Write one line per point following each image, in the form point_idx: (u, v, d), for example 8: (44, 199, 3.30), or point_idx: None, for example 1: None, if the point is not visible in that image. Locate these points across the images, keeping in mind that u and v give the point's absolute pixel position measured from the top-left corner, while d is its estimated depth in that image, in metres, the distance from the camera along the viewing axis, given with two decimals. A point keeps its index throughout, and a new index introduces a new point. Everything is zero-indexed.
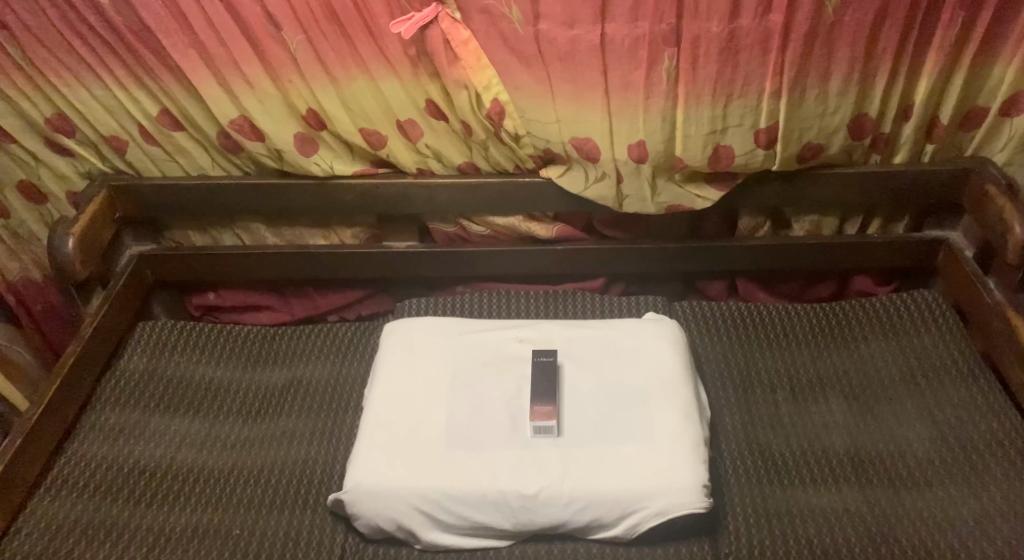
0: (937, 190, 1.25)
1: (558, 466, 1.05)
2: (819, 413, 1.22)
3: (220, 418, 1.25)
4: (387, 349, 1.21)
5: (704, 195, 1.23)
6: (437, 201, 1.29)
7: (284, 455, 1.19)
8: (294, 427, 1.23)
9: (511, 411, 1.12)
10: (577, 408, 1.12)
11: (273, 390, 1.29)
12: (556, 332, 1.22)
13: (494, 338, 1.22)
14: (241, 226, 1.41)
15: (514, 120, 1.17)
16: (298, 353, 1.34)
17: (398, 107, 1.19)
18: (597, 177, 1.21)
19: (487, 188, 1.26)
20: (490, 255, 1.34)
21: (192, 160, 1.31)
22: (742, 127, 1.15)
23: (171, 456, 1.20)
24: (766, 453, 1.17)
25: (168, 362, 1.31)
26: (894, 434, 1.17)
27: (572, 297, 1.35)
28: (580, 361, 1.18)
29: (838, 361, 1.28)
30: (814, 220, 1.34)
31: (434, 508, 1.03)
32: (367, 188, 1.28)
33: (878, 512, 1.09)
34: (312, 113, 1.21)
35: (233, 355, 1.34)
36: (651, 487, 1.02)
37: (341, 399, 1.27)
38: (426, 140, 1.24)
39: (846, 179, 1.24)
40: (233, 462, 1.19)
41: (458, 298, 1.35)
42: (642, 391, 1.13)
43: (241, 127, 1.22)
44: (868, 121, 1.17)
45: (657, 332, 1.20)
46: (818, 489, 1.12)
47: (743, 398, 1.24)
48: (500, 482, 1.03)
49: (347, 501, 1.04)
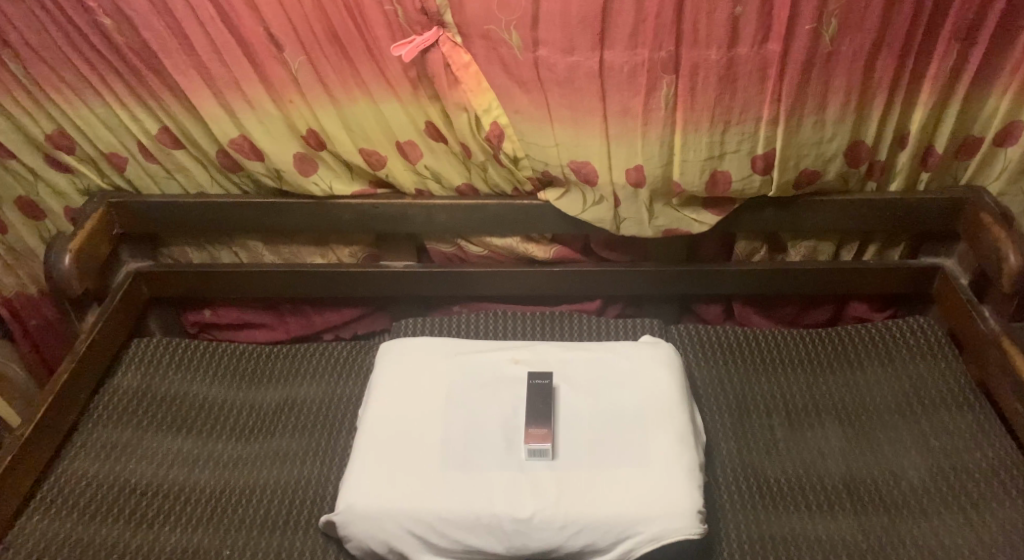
0: (932, 218, 1.26)
1: (554, 489, 1.04)
2: (814, 438, 1.22)
3: (212, 436, 1.25)
4: (382, 368, 1.21)
5: (701, 219, 1.24)
6: (435, 221, 1.29)
7: (278, 475, 1.19)
8: (289, 445, 1.23)
9: (507, 433, 1.11)
10: (571, 432, 1.12)
11: (267, 408, 1.29)
12: (553, 354, 1.22)
13: (491, 359, 1.21)
14: (238, 244, 1.41)
15: (513, 143, 1.18)
16: (293, 371, 1.34)
17: (399, 128, 1.20)
18: (595, 201, 1.21)
19: (485, 209, 1.27)
20: (488, 276, 1.35)
21: (191, 177, 1.31)
22: (739, 153, 1.16)
23: (163, 474, 1.19)
24: (762, 479, 1.17)
25: (162, 380, 1.31)
26: (889, 462, 1.18)
27: (569, 318, 1.36)
28: (575, 384, 1.18)
29: (833, 387, 1.28)
30: (810, 245, 1.35)
31: (427, 530, 1.02)
32: (366, 208, 1.28)
33: (873, 539, 1.09)
34: (312, 134, 1.21)
35: (228, 373, 1.34)
36: (645, 511, 1.01)
37: (336, 418, 1.26)
38: (426, 161, 1.24)
39: (842, 206, 1.25)
40: (225, 481, 1.18)
41: (455, 318, 1.36)
42: (637, 416, 1.13)
43: (241, 146, 1.23)
44: (864, 149, 1.18)
45: (652, 355, 1.21)
46: (813, 516, 1.12)
47: (739, 423, 1.24)
48: (494, 505, 1.03)
49: (340, 522, 1.03)
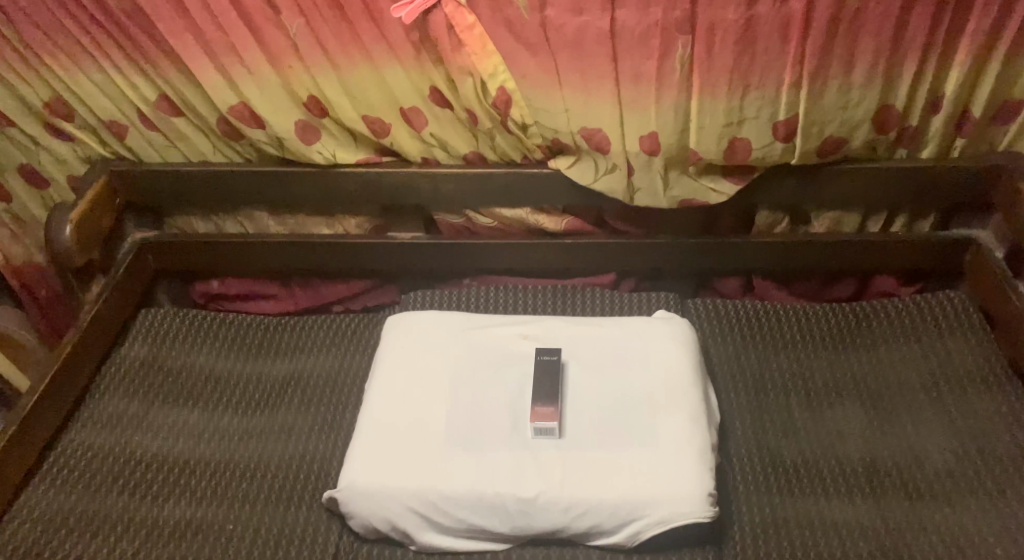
0: (966, 188, 1.19)
1: (559, 469, 1.01)
2: (833, 418, 1.18)
3: (217, 409, 1.23)
4: (387, 342, 1.19)
5: (719, 188, 1.18)
6: (442, 191, 1.25)
7: (282, 449, 1.16)
8: (294, 419, 1.20)
9: (513, 411, 1.08)
10: (580, 411, 1.08)
11: (273, 381, 1.27)
12: (562, 329, 1.19)
13: (498, 335, 1.18)
14: (244, 214, 1.38)
15: (521, 108, 1.12)
16: (301, 344, 1.32)
17: (402, 94, 1.15)
18: (608, 169, 1.16)
19: (494, 179, 1.22)
20: (497, 249, 1.31)
21: (192, 146, 1.28)
22: (759, 120, 1.09)
23: (169, 447, 1.17)
24: (777, 459, 1.14)
25: (169, 352, 1.30)
26: (912, 444, 1.13)
27: (581, 292, 1.32)
28: (585, 360, 1.14)
29: (855, 366, 1.24)
30: (835, 217, 1.28)
31: (430, 510, 0.99)
32: (371, 177, 1.25)
33: (892, 524, 1.05)
34: (313, 100, 1.17)
35: (235, 345, 1.32)
36: (652, 495, 0.98)
37: (342, 392, 1.24)
38: (431, 129, 1.20)
39: (870, 176, 1.19)
40: (230, 455, 1.16)
41: (464, 291, 1.32)
42: (648, 394, 1.09)
43: (241, 113, 1.19)
44: (895, 114, 1.11)
45: (666, 334, 1.17)
46: (830, 499, 1.09)
47: (755, 400, 1.21)
48: (498, 484, 1.00)
49: (341, 499, 1.01)
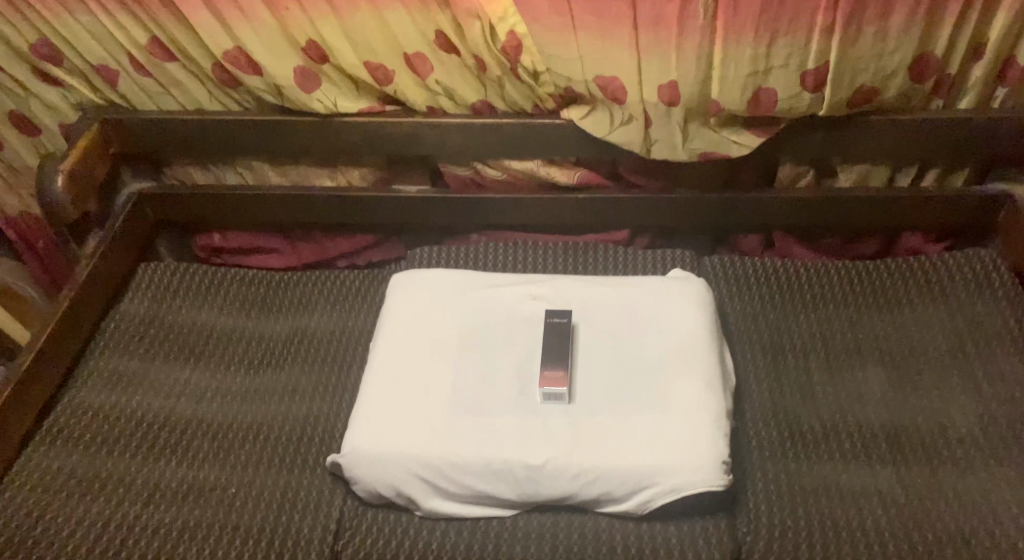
0: (1005, 141, 1.12)
1: (568, 436, 0.98)
2: (854, 382, 1.12)
3: (219, 368, 1.20)
4: (392, 301, 1.15)
5: (741, 140, 1.11)
6: (450, 142, 1.19)
7: (285, 410, 1.14)
8: (298, 379, 1.18)
9: (522, 375, 1.04)
10: (590, 375, 1.04)
11: (276, 340, 1.23)
12: (574, 290, 1.14)
13: (506, 296, 1.14)
14: (243, 165, 1.33)
15: (532, 55, 1.05)
16: (304, 301, 1.28)
17: (405, 39, 1.09)
18: (624, 120, 1.10)
19: (503, 130, 1.16)
20: (506, 203, 1.26)
21: (187, 93, 1.22)
22: (787, 68, 1.02)
23: (170, 406, 1.15)
24: (794, 423, 1.08)
25: (170, 308, 1.27)
26: (935, 408, 1.07)
27: (595, 250, 1.27)
28: (596, 322, 1.10)
29: (878, 327, 1.18)
30: (863, 171, 1.22)
31: (436, 476, 0.96)
32: (374, 127, 1.19)
33: (912, 491, 0.99)
34: (312, 45, 1.11)
35: (237, 302, 1.28)
36: (664, 462, 0.94)
37: (346, 351, 1.21)
38: (437, 76, 1.13)
39: (902, 128, 1.12)
40: (233, 415, 1.14)
41: (475, 247, 1.28)
42: (662, 358, 1.05)
43: (237, 59, 1.14)
44: (933, 61, 1.04)
45: (681, 294, 1.12)
46: (849, 464, 1.03)
47: (772, 364, 1.15)
48: (505, 451, 0.97)
49: (345, 465, 0.98)
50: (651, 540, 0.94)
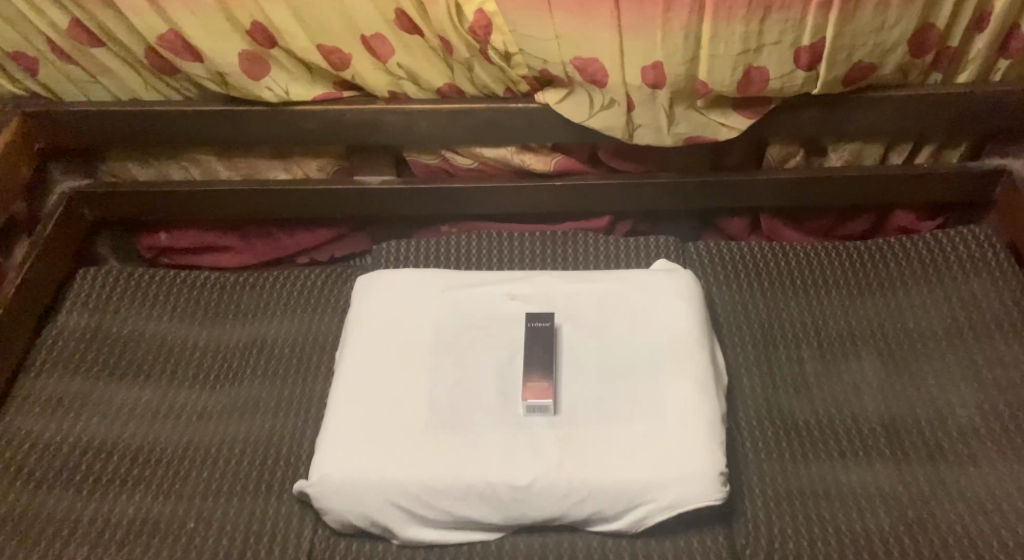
0: (1005, 115, 1.06)
1: (556, 451, 0.90)
2: (849, 373, 1.05)
3: (173, 384, 1.11)
4: (358, 306, 1.06)
5: (730, 123, 1.03)
6: (415, 130, 1.09)
7: (247, 429, 1.05)
8: (258, 394, 1.09)
9: (503, 384, 0.97)
10: (576, 382, 0.96)
11: (233, 350, 1.14)
12: (555, 287, 1.06)
13: (482, 296, 1.05)
14: (188, 157, 1.21)
15: (503, 35, 0.96)
16: (261, 306, 1.19)
17: (363, 19, 0.98)
18: (605, 104, 1.01)
19: (473, 115, 1.07)
20: (479, 193, 1.17)
21: (120, 81, 1.10)
22: (781, 45, 0.94)
23: (118, 430, 1.05)
24: (789, 420, 1.00)
25: (113, 319, 1.16)
26: (935, 396, 1.01)
27: (573, 239, 1.19)
28: (581, 322, 1.02)
29: (871, 311, 1.11)
30: (855, 149, 1.15)
31: (414, 503, 0.89)
32: (331, 115, 1.08)
33: (916, 489, 0.93)
34: (258, 27, 1.00)
35: (188, 309, 1.19)
36: (659, 476, 0.87)
37: (309, 360, 1.12)
38: (399, 59, 1.02)
39: (900, 104, 1.05)
40: (188, 438, 1.05)
41: (446, 240, 1.19)
42: (653, 359, 0.97)
43: (173, 44, 1.02)
44: (934, 34, 0.97)
45: (668, 288, 1.04)
46: (847, 463, 0.96)
47: (764, 355, 1.07)
48: (489, 471, 0.89)
49: (313, 495, 0.91)
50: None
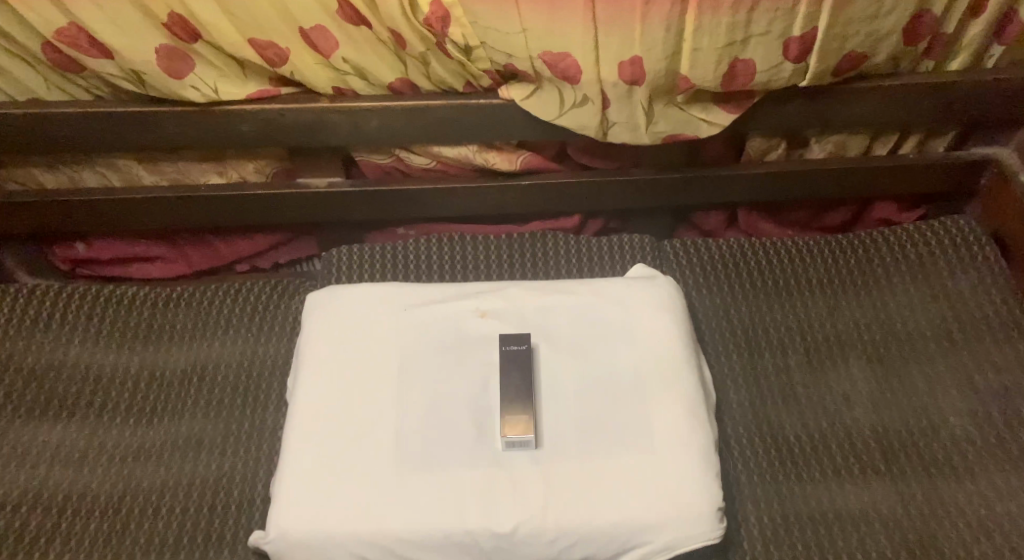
0: (997, 104, 1.00)
1: (539, 492, 0.83)
2: (838, 380, 1.00)
3: (105, 421, 1.00)
4: (310, 330, 0.95)
5: (711, 119, 0.95)
6: (365, 131, 0.98)
7: (193, 472, 0.96)
8: (202, 429, 0.99)
9: (477, 416, 0.88)
10: (557, 411, 0.89)
11: (171, 377, 1.04)
12: (526, 301, 0.97)
13: (448, 314, 0.96)
14: (104, 162, 1.07)
15: (462, 27, 0.85)
16: (199, 327, 1.08)
17: (301, 10, 0.86)
18: (577, 102, 0.91)
19: (430, 114, 0.96)
20: (439, 195, 1.06)
21: (17, 81, 0.95)
22: (769, 36, 0.86)
23: (45, 478, 0.95)
24: (780, 438, 0.95)
25: (30, 348, 1.05)
26: (926, 404, 0.97)
27: (542, 242, 1.10)
28: (557, 341, 0.94)
29: (857, 312, 1.06)
30: (839, 141, 1.08)
31: (386, 555, 0.81)
32: (268, 116, 0.96)
33: (915, 512, 0.89)
34: (178, 19, 0.87)
35: (116, 332, 1.07)
36: (652, 517, 0.81)
37: (258, 388, 1.02)
38: (344, 54, 0.90)
39: (889, 94, 0.98)
40: (124, 485, 0.95)
41: (403, 246, 1.09)
42: (637, 381, 0.90)
43: (77, 39, 0.88)
44: (930, 21, 0.89)
45: (649, 299, 0.96)
46: (841, 482, 0.91)
47: (750, 368, 1.01)
48: (467, 518, 0.81)
49: (273, 553, 0.82)
50: None
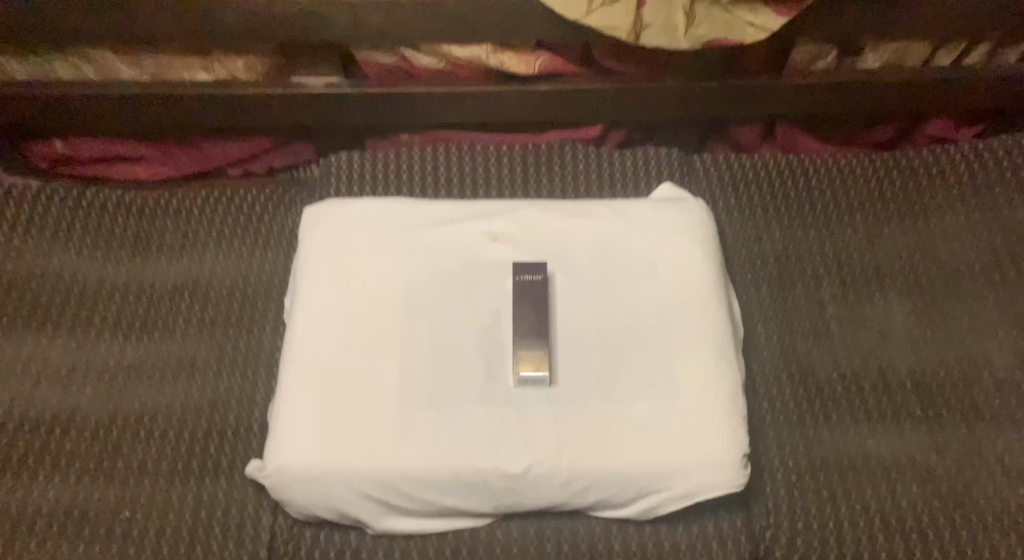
0: None
1: (553, 432, 0.77)
2: (875, 315, 0.93)
3: (91, 336, 0.93)
4: (309, 251, 0.88)
5: (760, 22, 0.83)
6: (367, 26, 0.87)
7: (185, 394, 0.90)
8: (194, 349, 0.92)
9: (488, 349, 0.83)
10: (574, 347, 0.83)
11: (161, 290, 0.97)
12: (542, 226, 0.90)
13: (458, 237, 0.89)
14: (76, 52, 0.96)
15: None
16: (189, 237, 1.00)
17: None
18: None
19: (440, 8, 0.85)
20: (448, 101, 0.96)
21: None
22: None
23: (29, 394, 0.90)
24: (810, 377, 0.89)
25: (9, 251, 0.99)
26: (969, 346, 0.91)
27: (560, 156, 1.00)
28: (575, 271, 0.87)
29: (901, 242, 0.98)
30: (896, 50, 0.97)
31: (389, 494, 0.76)
32: (258, 6, 0.85)
33: (950, 461, 0.84)
34: None
35: (101, 240, 1.00)
36: (673, 462, 0.76)
37: (254, 307, 0.96)
38: None
39: None
40: (113, 406, 0.89)
41: (408, 157, 1.00)
42: (660, 317, 0.84)
43: None
44: None
45: (674, 225, 0.89)
46: (873, 426, 0.86)
47: (781, 300, 0.94)
48: (475, 458, 0.76)
49: (270, 486, 0.77)
50: (657, 548, 0.79)
